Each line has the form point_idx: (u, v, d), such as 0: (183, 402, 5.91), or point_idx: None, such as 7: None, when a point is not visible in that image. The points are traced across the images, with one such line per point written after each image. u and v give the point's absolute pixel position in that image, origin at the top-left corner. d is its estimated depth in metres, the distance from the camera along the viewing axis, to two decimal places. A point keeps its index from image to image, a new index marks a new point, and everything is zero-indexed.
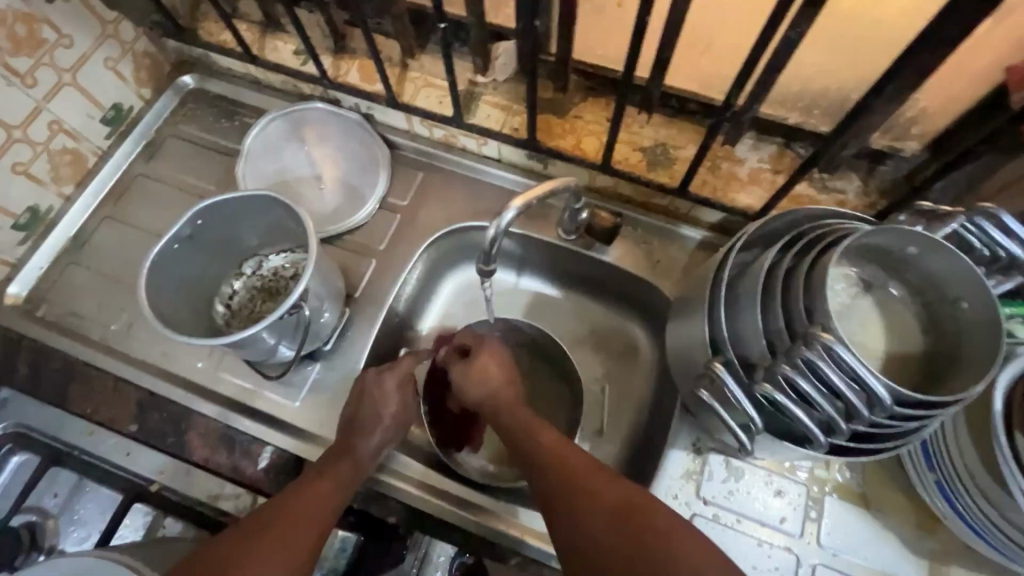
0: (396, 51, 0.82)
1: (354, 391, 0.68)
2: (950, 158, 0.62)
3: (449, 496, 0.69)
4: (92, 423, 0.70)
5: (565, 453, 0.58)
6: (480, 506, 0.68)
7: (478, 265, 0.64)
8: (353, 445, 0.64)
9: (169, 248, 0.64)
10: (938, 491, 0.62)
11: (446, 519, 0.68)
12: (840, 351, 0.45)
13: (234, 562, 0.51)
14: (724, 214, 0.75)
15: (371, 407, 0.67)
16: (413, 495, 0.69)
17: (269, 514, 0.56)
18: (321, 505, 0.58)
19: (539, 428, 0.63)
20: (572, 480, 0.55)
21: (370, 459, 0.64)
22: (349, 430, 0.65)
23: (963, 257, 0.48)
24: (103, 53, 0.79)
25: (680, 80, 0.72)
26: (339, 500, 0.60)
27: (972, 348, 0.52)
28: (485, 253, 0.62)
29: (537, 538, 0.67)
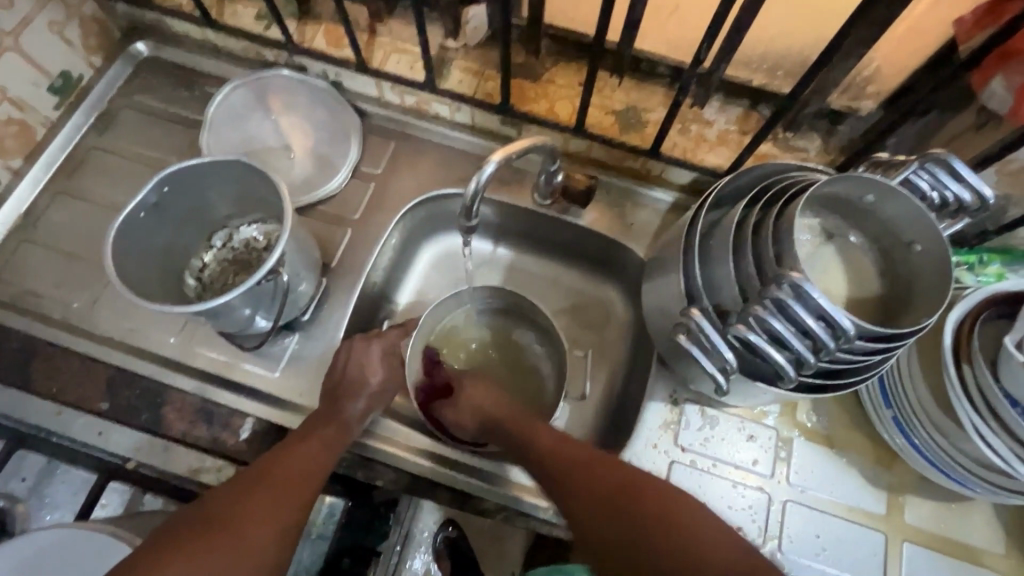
0: (363, 15, 0.81)
1: (339, 356, 0.68)
2: (902, 113, 0.65)
3: (433, 455, 0.69)
4: (59, 403, 0.68)
5: (569, 450, 0.59)
6: (464, 463, 0.69)
7: (460, 222, 0.63)
8: (338, 409, 0.64)
9: (135, 216, 0.61)
10: (895, 427, 0.66)
11: (430, 477, 0.69)
12: (807, 288, 0.48)
13: (228, 521, 0.52)
14: (694, 175, 0.77)
15: (357, 372, 0.66)
16: (397, 456, 0.69)
17: (258, 473, 0.57)
18: (312, 465, 0.59)
19: (537, 420, 0.63)
20: (569, 464, 0.57)
21: (357, 422, 0.65)
22: (334, 395, 0.65)
23: (917, 200, 0.52)
24: (48, 16, 0.74)
25: (650, 44, 0.74)
26: (327, 462, 0.60)
27: (926, 288, 0.56)
28: (466, 209, 0.61)
29: (521, 490, 0.68)
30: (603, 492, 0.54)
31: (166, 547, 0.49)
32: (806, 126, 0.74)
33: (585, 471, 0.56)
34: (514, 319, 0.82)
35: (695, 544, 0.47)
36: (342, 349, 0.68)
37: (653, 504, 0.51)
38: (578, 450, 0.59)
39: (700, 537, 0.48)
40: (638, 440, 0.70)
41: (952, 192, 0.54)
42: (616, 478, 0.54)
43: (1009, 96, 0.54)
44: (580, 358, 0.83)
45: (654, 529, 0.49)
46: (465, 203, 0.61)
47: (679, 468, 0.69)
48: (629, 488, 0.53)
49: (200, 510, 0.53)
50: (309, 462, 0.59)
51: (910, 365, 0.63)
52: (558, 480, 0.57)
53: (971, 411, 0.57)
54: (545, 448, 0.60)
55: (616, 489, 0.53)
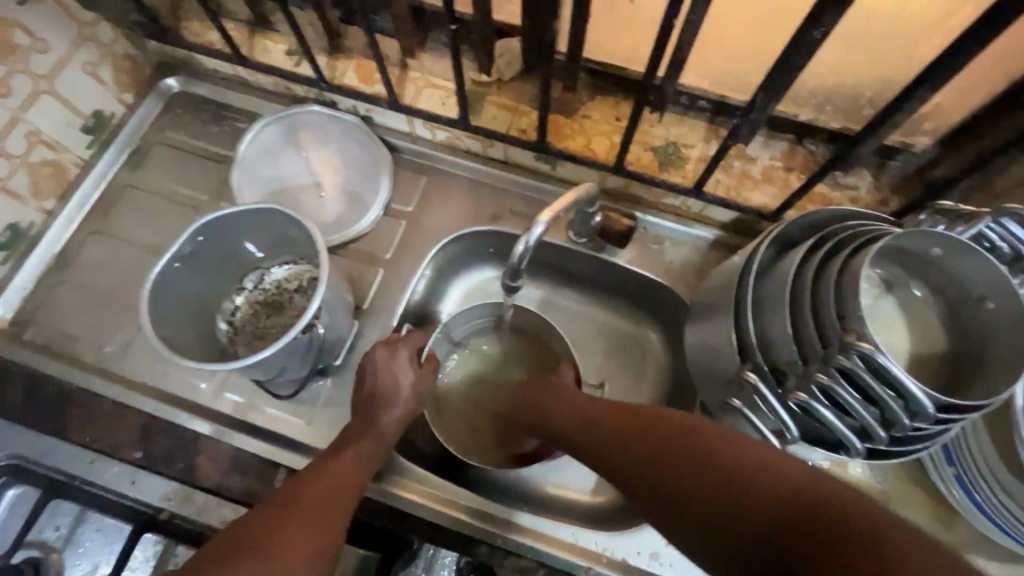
0: (394, 50, 0.79)
1: (365, 366, 0.67)
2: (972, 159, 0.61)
3: (465, 508, 0.68)
4: (92, 452, 0.67)
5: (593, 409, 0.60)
6: (499, 518, 0.67)
7: (505, 281, 0.62)
8: (372, 420, 0.64)
9: (170, 266, 0.61)
10: (957, 484, 0.63)
11: (463, 532, 0.67)
12: (881, 360, 0.45)
13: (266, 545, 0.52)
14: (737, 214, 0.74)
15: (391, 386, 0.66)
16: (430, 509, 0.68)
17: (293, 495, 0.57)
18: (343, 482, 0.59)
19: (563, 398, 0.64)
20: (610, 423, 0.56)
21: (391, 430, 0.64)
22: (369, 409, 0.65)
23: (991, 258, 0.48)
24: (81, 57, 0.74)
25: (693, 77, 0.71)
26: (356, 477, 0.60)
27: (997, 349, 0.52)
28: (513, 269, 0.60)
29: (555, 546, 0.66)
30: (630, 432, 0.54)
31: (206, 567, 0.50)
32: (857, 163, 0.71)
33: (661, 441, 0.50)
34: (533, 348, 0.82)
35: (709, 461, 0.46)
36: (370, 369, 0.67)
37: (672, 432, 0.51)
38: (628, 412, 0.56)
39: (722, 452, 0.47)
40: None
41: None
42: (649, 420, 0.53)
43: None
44: (595, 390, 0.81)
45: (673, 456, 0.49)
46: (512, 264, 0.60)
47: None
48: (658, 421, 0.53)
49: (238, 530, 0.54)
50: (340, 479, 0.59)
51: (972, 422, 0.60)
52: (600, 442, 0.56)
53: None
54: (588, 431, 0.58)
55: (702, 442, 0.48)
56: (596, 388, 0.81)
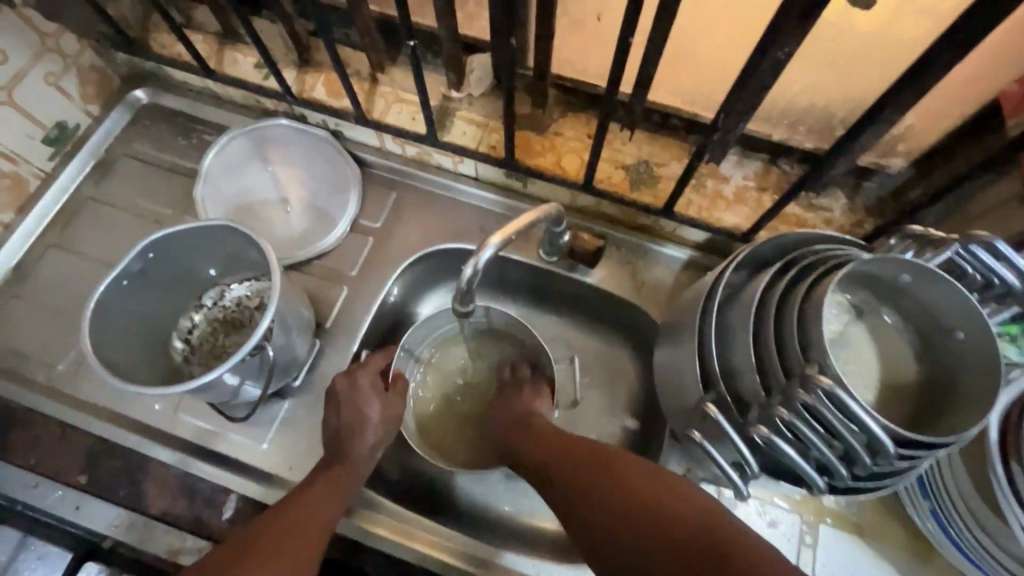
0: (364, 64, 0.78)
1: (330, 400, 0.65)
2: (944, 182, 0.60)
3: (428, 541, 0.65)
4: (35, 475, 0.64)
5: (569, 442, 0.59)
6: (462, 552, 0.64)
7: (456, 306, 0.61)
8: (341, 454, 0.62)
9: (117, 284, 0.58)
10: (932, 518, 0.60)
11: (424, 566, 0.65)
12: (841, 397, 0.42)
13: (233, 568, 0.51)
14: (708, 234, 0.73)
15: (353, 412, 0.64)
16: (390, 542, 0.65)
17: (266, 525, 0.56)
18: (316, 514, 0.58)
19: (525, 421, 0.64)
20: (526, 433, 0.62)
21: (361, 466, 0.62)
22: (335, 443, 0.63)
23: (962, 288, 0.46)
24: (44, 68, 0.73)
25: (664, 96, 0.70)
26: (331, 507, 0.59)
27: (967, 379, 0.50)
28: (462, 291, 0.59)
29: None
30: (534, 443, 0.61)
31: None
32: (831, 184, 0.70)
33: (585, 468, 0.55)
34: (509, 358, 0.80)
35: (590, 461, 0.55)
36: (340, 402, 0.64)
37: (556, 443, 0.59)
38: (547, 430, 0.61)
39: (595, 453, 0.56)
40: None
41: (999, 274, 0.48)
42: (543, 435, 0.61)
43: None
44: (565, 414, 0.78)
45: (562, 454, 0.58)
46: (461, 285, 0.58)
47: None
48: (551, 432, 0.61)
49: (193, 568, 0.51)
50: (313, 510, 0.58)
51: (949, 456, 0.58)
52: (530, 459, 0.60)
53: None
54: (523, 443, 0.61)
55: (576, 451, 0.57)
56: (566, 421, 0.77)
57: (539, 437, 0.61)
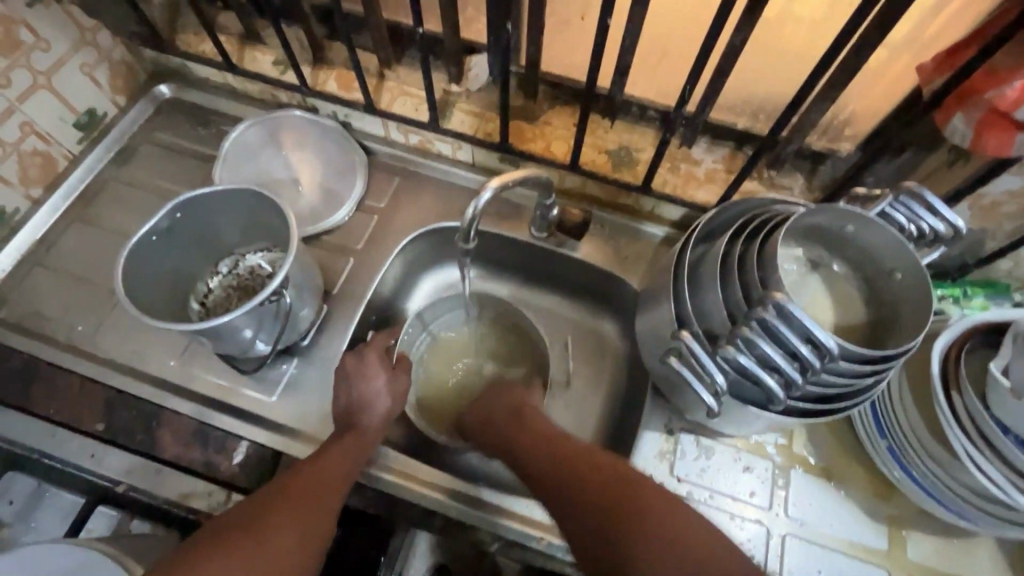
0: (373, 62, 0.86)
1: (339, 376, 0.70)
2: (877, 144, 0.66)
3: (431, 485, 0.69)
4: (54, 424, 0.68)
5: (564, 448, 0.63)
6: (463, 494, 0.69)
7: (459, 244, 0.66)
8: (357, 420, 0.67)
9: (147, 240, 0.64)
10: (891, 457, 0.65)
11: (423, 505, 0.69)
12: (793, 309, 0.49)
13: (261, 527, 0.55)
14: (685, 211, 0.81)
15: (360, 373, 0.69)
16: (395, 484, 0.70)
17: (289, 480, 0.60)
18: (331, 473, 0.62)
19: (527, 416, 0.69)
20: (518, 427, 0.67)
21: (373, 430, 0.67)
22: (348, 411, 0.67)
23: (894, 229, 0.54)
24: (80, 59, 0.80)
25: (641, 89, 0.79)
26: (349, 467, 0.63)
27: (906, 314, 0.57)
28: (464, 234, 0.66)
29: (519, 522, 0.68)
30: (520, 437, 0.66)
31: (181, 555, 0.52)
32: (789, 166, 0.78)
33: (545, 450, 0.63)
34: (506, 335, 0.87)
35: (533, 433, 0.66)
36: (352, 367, 0.69)
37: (512, 423, 0.68)
38: (535, 422, 0.68)
39: (534, 427, 0.67)
40: (633, 470, 0.69)
41: (924, 221, 0.56)
42: (519, 421, 0.68)
43: (970, 131, 0.49)
44: (559, 388, 0.83)
45: (518, 435, 0.66)
46: (462, 228, 0.65)
47: (676, 499, 0.68)
48: (518, 413, 0.70)
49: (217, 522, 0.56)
50: (331, 471, 0.62)
51: (903, 399, 0.63)
52: (522, 455, 0.64)
53: (965, 439, 0.57)
54: (513, 438, 0.66)
55: (515, 425, 0.68)
56: (559, 392, 0.83)
57: (535, 431, 0.66)
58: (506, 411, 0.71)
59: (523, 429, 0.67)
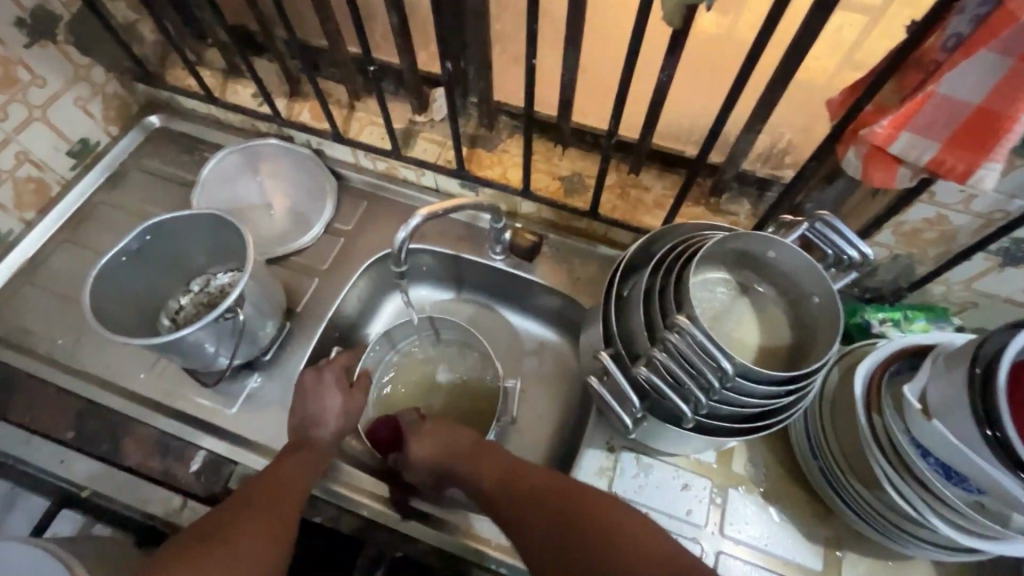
0: (344, 94, 0.92)
1: (297, 390, 0.73)
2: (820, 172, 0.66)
3: (390, 501, 0.72)
4: (29, 431, 0.73)
5: (519, 468, 0.65)
6: (423, 512, 0.71)
7: (392, 265, 0.73)
8: (312, 436, 0.69)
9: (116, 260, 0.69)
10: (821, 477, 0.68)
11: (378, 521, 0.71)
12: (695, 334, 0.52)
13: (230, 537, 0.59)
14: (634, 235, 0.84)
15: (316, 395, 0.72)
16: (352, 499, 0.72)
17: (259, 493, 0.64)
18: (294, 484, 0.65)
19: (485, 449, 0.69)
20: (481, 457, 0.68)
21: (327, 447, 0.70)
22: (303, 425, 0.70)
23: (806, 255, 0.57)
24: (75, 93, 0.87)
25: (592, 118, 0.83)
26: (309, 479, 0.67)
27: (824, 337, 0.59)
28: (396, 256, 0.72)
29: (476, 540, 0.69)
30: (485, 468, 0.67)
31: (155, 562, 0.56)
32: (734, 192, 0.81)
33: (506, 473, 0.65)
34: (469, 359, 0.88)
35: (488, 467, 0.67)
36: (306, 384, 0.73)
37: (475, 454, 0.69)
38: (497, 454, 0.68)
39: (497, 458, 0.67)
40: None
41: (844, 252, 0.59)
42: (478, 450, 0.69)
43: (858, 161, 0.50)
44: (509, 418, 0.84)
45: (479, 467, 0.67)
46: (395, 252, 0.71)
47: None
48: (476, 445, 0.70)
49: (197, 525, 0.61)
50: (292, 481, 0.65)
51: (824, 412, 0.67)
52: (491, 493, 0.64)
53: (885, 462, 0.60)
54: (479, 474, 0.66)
55: (478, 456, 0.68)
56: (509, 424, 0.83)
57: (490, 464, 0.67)
58: (460, 445, 0.70)
59: (486, 463, 0.67)
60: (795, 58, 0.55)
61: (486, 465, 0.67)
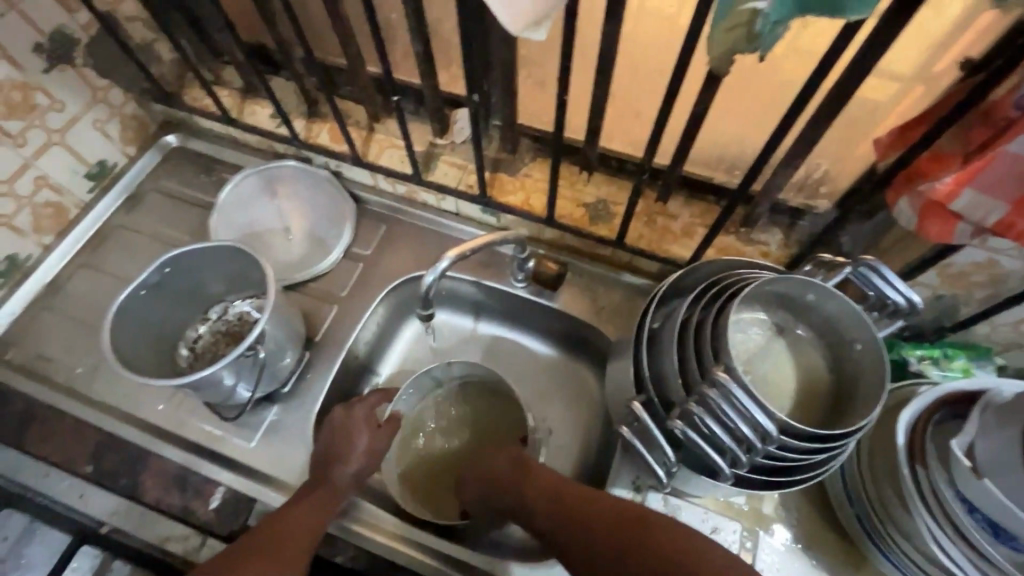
0: (363, 115, 0.90)
1: (325, 426, 0.72)
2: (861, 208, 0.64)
3: (421, 546, 0.71)
4: (49, 464, 0.72)
5: (564, 489, 0.63)
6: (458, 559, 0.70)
7: (419, 310, 0.74)
8: (330, 474, 0.68)
9: (136, 294, 0.68)
10: (859, 527, 0.65)
11: (412, 567, 0.70)
12: (733, 390, 0.50)
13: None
14: (661, 264, 0.82)
15: (345, 438, 0.70)
16: (379, 542, 0.71)
17: (266, 536, 0.63)
18: (304, 530, 0.64)
19: (533, 471, 0.66)
20: (530, 482, 0.65)
21: (346, 486, 0.69)
22: (324, 463, 0.69)
23: (852, 303, 0.54)
24: (92, 116, 0.86)
25: (617, 143, 0.80)
26: (323, 520, 0.66)
27: (866, 386, 0.57)
28: (423, 298, 0.71)
29: None
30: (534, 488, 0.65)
31: None
32: (766, 221, 0.78)
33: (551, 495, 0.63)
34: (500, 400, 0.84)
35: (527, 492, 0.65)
36: (329, 422, 0.72)
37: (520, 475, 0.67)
38: (542, 472, 0.66)
39: (540, 480, 0.65)
40: None
41: (888, 296, 0.56)
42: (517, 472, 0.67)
43: (914, 213, 0.50)
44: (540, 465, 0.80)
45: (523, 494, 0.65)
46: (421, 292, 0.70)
47: None
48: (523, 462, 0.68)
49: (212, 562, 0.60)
50: (303, 526, 0.64)
51: (855, 455, 0.65)
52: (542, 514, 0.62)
53: (928, 517, 0.57)
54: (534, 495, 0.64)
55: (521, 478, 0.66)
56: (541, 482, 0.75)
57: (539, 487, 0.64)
58: (502, 471, 0.68)
59: (536, 484, 0.65)
60: (842, 97, 0.52)
61: (535, 486, 0.64)
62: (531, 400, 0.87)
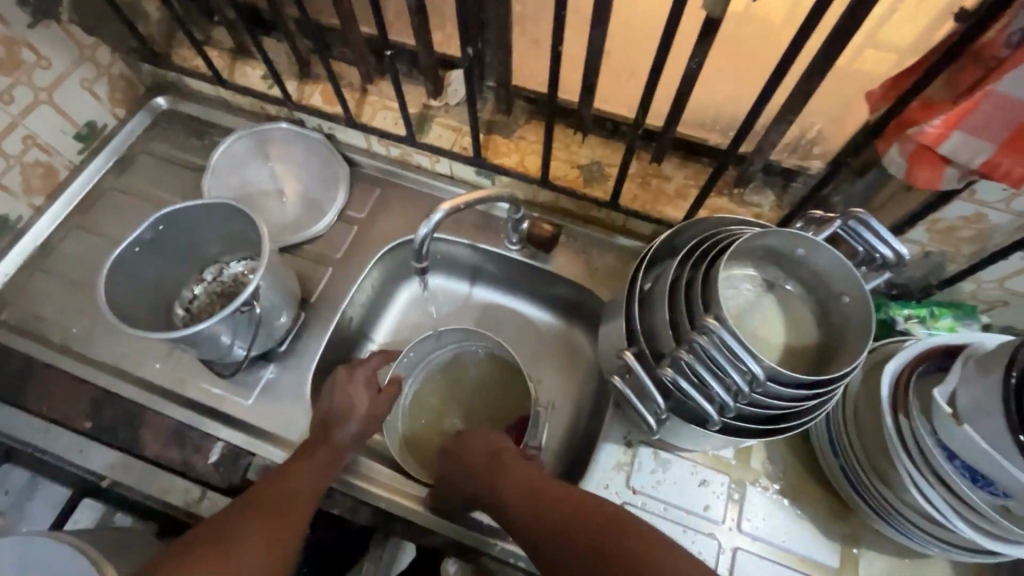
0: (356, 76, 0.89)
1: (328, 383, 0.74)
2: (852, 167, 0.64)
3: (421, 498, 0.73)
4: (47, 421, 0.73)
5: (540, 485, 0.62)
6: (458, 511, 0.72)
7: (412, 262, 0.73)
8: (330, 434, 0.69)
9: (130, 250, 0.68)
10: (843, 477, 0.67)
11: (412, 520, 0.72)
12: (723, 336, 0.51)
13: (232, 532, 0.58)
14: (655, 226, 0.82)
15: (345, 401, 0.72)
16: (379, 495, 0.73)
17: (266, 495, 0.62)
18: (304, 489, 0.64)
19: (509, 460, 0.67)
20: (502, 480, 0.65)
21: (347, 445, 0.70)
22: (325, 423, 0.70)
23: (841, 255, 0.55)
24: (80, 75, 0.84)
25: (611, 104, 0.79)
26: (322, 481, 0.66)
27: (853, 338, 0.58)
28: (417, 251, 0.71)
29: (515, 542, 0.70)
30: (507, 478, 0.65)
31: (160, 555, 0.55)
32: (760, 182, 0.78)
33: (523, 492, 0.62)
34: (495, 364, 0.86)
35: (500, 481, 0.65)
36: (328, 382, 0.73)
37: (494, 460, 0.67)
38: (514, 463, 0.66)
39: (513, 471, 0.65)
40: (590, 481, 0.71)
41: (877, 250, 0.57)
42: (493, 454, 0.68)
43: (903, 160, 0.51)
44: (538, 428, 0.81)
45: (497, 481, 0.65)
46: (415, 247, 0.71)
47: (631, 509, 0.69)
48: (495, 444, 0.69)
49: (208, 522, 0.60)
50: (304, 483, 0.65)
51: (841, 408, 0.67)
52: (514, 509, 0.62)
53: (909, 465, 0.59)
54: (507, 488, 0.64)
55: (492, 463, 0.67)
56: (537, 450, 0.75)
57: (508, 482, 0.64)
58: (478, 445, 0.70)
59: (519, 477, 0.64)
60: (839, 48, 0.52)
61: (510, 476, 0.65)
62: (527, 362, 0.89)
